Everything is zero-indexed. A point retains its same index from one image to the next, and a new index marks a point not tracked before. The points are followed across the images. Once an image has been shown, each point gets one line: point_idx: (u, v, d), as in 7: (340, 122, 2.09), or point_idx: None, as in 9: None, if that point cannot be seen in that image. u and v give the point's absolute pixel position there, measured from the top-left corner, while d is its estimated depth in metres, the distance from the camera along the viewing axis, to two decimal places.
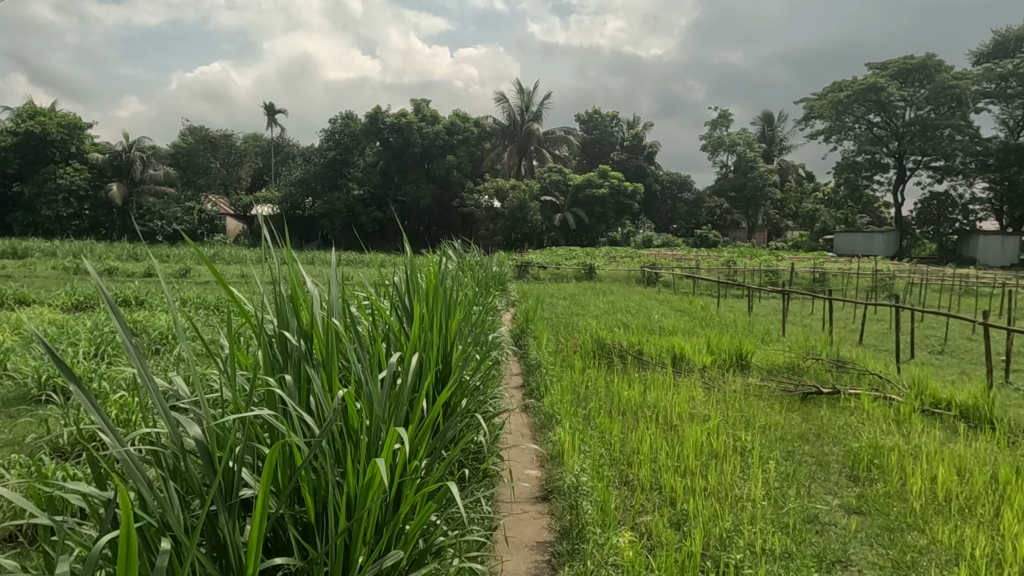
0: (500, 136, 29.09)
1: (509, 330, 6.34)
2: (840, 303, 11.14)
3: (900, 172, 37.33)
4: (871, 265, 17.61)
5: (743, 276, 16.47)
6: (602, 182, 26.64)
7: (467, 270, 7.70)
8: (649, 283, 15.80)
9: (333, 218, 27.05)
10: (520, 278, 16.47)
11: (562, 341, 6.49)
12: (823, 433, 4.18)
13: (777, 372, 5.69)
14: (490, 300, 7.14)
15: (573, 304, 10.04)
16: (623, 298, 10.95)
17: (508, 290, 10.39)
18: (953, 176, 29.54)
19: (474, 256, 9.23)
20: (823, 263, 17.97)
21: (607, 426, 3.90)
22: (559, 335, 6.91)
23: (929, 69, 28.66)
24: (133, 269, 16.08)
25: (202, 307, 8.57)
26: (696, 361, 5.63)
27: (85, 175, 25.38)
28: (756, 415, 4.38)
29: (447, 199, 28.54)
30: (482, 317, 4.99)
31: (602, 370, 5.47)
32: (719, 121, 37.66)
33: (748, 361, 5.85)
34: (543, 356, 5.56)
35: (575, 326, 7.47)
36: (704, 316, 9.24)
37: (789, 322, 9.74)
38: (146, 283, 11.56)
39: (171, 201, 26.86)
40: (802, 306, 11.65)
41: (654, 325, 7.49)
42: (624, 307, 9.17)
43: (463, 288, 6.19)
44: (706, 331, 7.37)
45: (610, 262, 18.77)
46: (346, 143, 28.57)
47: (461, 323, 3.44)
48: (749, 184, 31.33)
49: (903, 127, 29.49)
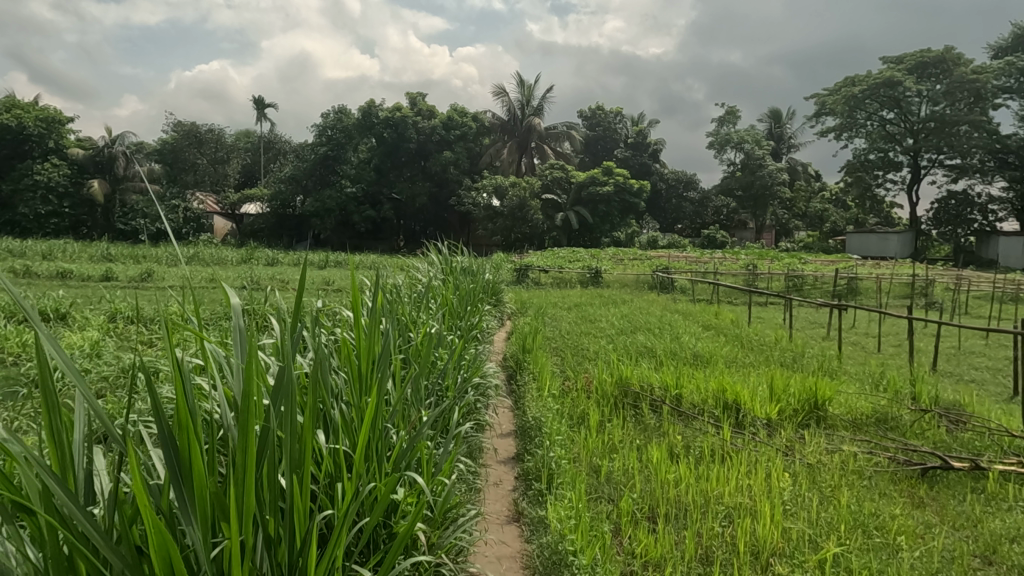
0: (499, 132, 27.54)
1: (497, 367, 4.75)
2: (880, 322, 9.52)
3: (914, 171, 35.72)
4: (899, 271, 15.96)
5: (763, 282, 14.92)
6: (606, 179, 25.00)
7: (449, 283, 6.15)
8: (663, 289, 14.21)
9: (323, 217, 25.53)
10: (518, 283, 14.89)
11: (570, 378, 4.88)
12: (994, 555, 2.64)
13: (870, 430, 4.09)
14: (475, 321, 5.54)
15: (580, 319, 8.42)
16: (636, 310, 9.32)
17: (502, 300, 8.81)
18: (969, 175, 28.01)
19: (461, 260, 7.71)
20: (849, 268, 16.34)
21: (655, 564, 2.36)
22: (564, 367, 5.27)
23: (946, 63, 27.03)
24: (91, 273, 14.51)
25: (129, 330, 7.10)
26: (758, 414, 4.07)
27: (65, 171, 23.84)
28: (880, 519, 2.81)
29: (443, 197, 27.02)
30: (448, 363, 3.35)
31: (628, 427, 3.92)
32: (726, 118, 36.13)
33: (827, 410, 4.28)
34: (543, 408, 3.99)
35: (585, 352, 5.86)
36: (738, 336, 7.58)
37: (836, 344, 8.06)
38: (86, 293, 9.96)
39: (154, 198, 25.42)
40: (831, 320, 10.08)
41: (687, 350, 5.89)
42: (645, 324, 7.56)
43: (435, 310, 4.62)
44: (752, 362, 5.80)
45: (617, 265, 17.20)
46: (339, 139, 26.67)
47: (376, 414, 1.82)
48: (758, 183, 29.69)
49: (919, 124, 27.93)
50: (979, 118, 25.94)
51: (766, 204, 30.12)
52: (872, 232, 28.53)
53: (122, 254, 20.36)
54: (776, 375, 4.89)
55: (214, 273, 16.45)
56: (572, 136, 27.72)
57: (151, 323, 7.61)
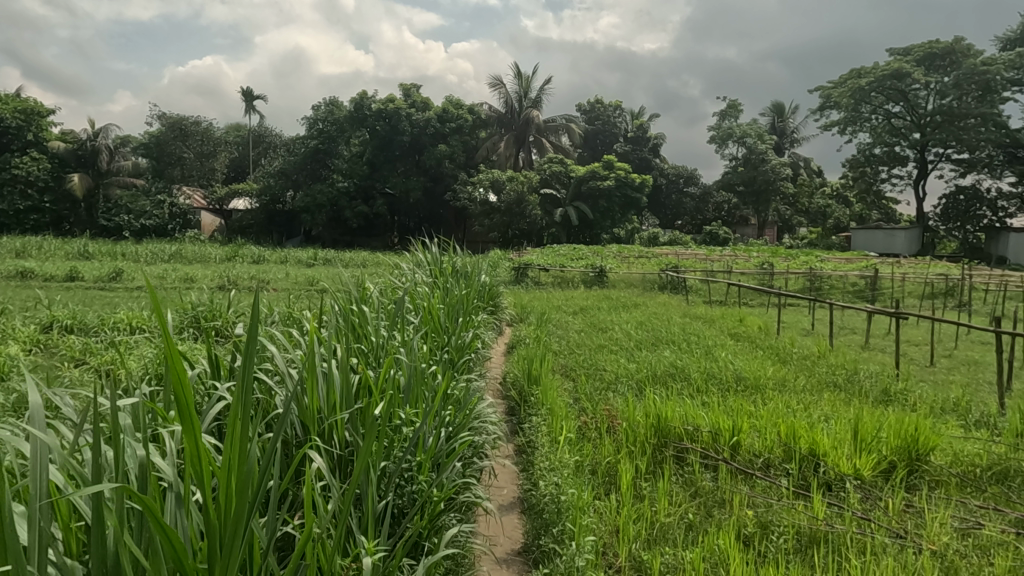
0: (496, 125, 26.38)
1: (496, 402, 3.71)
2: (919, 337, 8.37)
3: (921, 166, 34.66)
4: (920, 271, 14.84)
5: (779, 282, 13.86)
6: (607, 174, 23.83)
7: (436, 292, 5.07)
8: (674, 290, 13.16)
9: (314, 213, 24.45)
10: (517, 283, 13.80)
11: (591, 416, 3.82)
12: None
13: (1001, 493, 3.03)
14: (471, 341, 4.49)
15: (590, 327, 7.37)
16: (651, 317, 8.17)
17: (502, 306, 7.74)
18: (977, 170, 26.92)
19: (454, 260, 6.65)
20: (870, 267, 15.23)
21: None
22: (579, 396, 4.25)
23: (954, 55, 25.77)
24: (57, 272, 13.34)
25: (63, 344, 6.01)
26: (845, 471, 3.05)
27: (45, 165, 22.61)
28: None
29: (438, 192, 25.91)
30: (424, 424, 2.28)
31: (680, 496, 2.89)
32: (729, 111, 35.04)
33: (930, 462, 3.24)
34: (560, 465, 2.95)
35: (602, 375, 4.83)
36: (777, 350, 6.41)
37: (891, 358, 6.88)
38: (33, 297, 8.83)
39: (139, 194, 24.24)
40: (862, 328, 8.91)
41: (726, 371, 4.83)
42: (671, 335, 6.47)
43: (414, 330, 3.54)
44: (810, 390, 4.73)
45: (621, 264, 16.10)
46: (330, 132, 25.56)
47: None
48: (760, 178, 28.60)
49: (926, 118, 26.78)
50: (989, 112, 24.83)
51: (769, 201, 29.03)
52: (878, 229, 27.51)
53: (100, 251, 19.13)
54: (849, 414, 3.91)
55: (192, 274, 15.28)
56: (570, 129, 26.58)
57: (96, 333, 6.54)
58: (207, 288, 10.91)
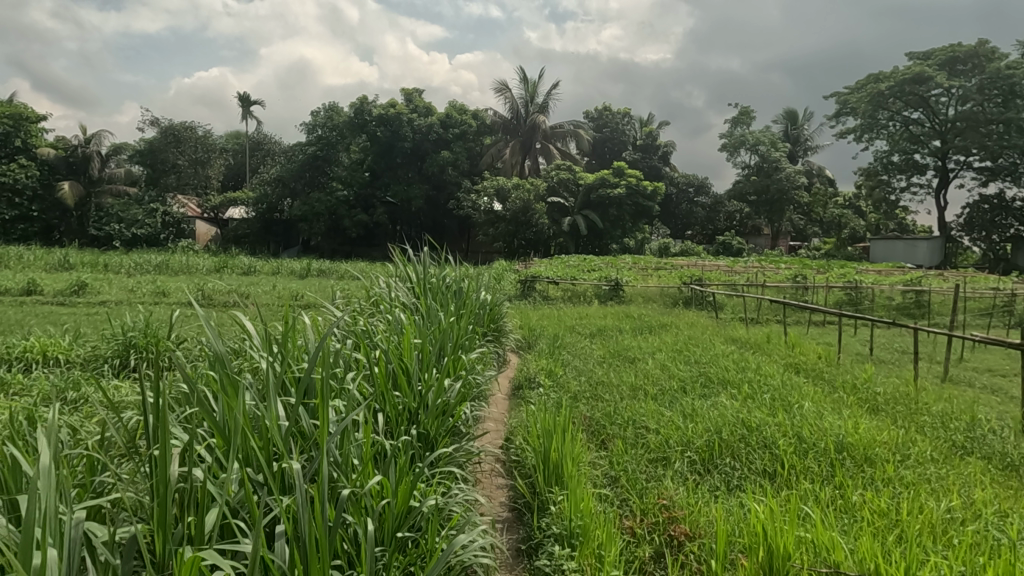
0: (500, 130, 25.02)
1: (483, 514, 2.27)
2: (1000, 373, 6.78)
3: (942, 172, 33.07)
4: (964, 285, 13.26)
5: (816, 297, 12.31)
6: (617, 181, 22.34)
7: (416, 323, 3.64)
8: (699, 307, 11.66)
9: (311, 222, 23.13)
10: (522, 298, 12.35)
11: (648, 543, 2.35)
12: None
13: None
14: (460, 401, 3.08)
15: (613, 356, 5.98)
16: (689, 343, 6.68)
17: (505, 328, 6.32)
18: (1001, 178, 25.19)
19: (445, 274, 5.27)
20: (913, 281, 13.65)
21: None
22: (620, 490, 2.82)
23: (978, 58, 24.13)
24: (12, 286, 11.90)
25: None
26: None
27: (33, 172, 21.27)
28: None
29: (442, 200, 24.52)
30: None
31: None
32: (742, 118, 33.70)
33: None
34: None
35: (644, 440, 3.42)
36: (860, 393, 4.91)
37: (1001, 402, 5.38)
38: None
39: (132, 202, 22.88)
40: (930, 363, 7.31)
41: (826, 435, 3.39)
42: (734, 372, 5.04)
43: (355, 401, 2.19)
44: (953, 468, 3.24)
45: (639, 277, 14.67)
46: (330, 138, 24.27)
47: None
48: (774, 186, 27.17)
49: (947, 124, 25.15)
50: (1016, 116, 23.16)
51: (785, 210, 27.57)
52: (899, 240, 25.95)
53: (82, 262, 17.74)
54: None
55: (168, 288, 13.76)
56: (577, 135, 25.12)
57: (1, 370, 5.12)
58: (175, 304, 9.61)
